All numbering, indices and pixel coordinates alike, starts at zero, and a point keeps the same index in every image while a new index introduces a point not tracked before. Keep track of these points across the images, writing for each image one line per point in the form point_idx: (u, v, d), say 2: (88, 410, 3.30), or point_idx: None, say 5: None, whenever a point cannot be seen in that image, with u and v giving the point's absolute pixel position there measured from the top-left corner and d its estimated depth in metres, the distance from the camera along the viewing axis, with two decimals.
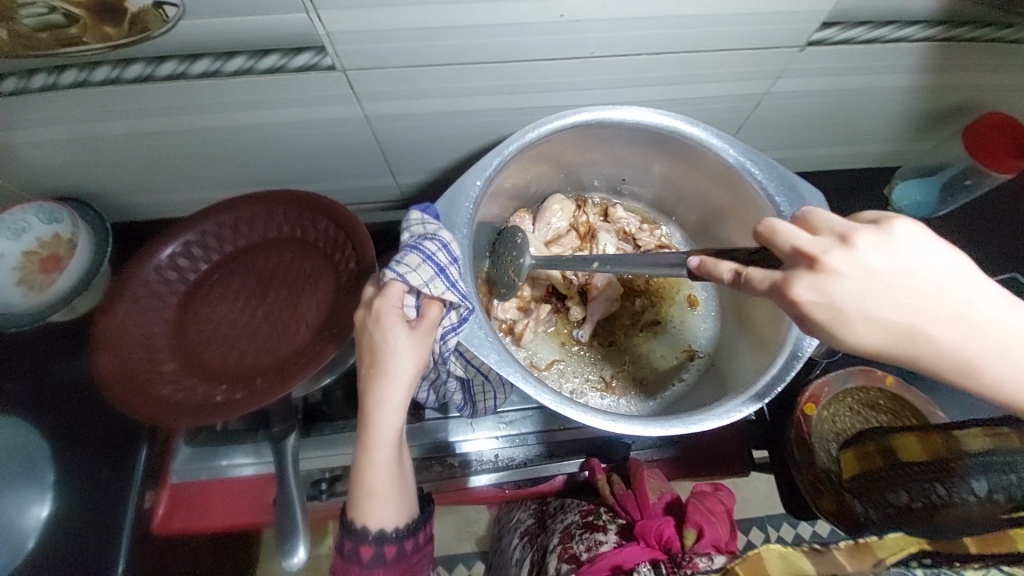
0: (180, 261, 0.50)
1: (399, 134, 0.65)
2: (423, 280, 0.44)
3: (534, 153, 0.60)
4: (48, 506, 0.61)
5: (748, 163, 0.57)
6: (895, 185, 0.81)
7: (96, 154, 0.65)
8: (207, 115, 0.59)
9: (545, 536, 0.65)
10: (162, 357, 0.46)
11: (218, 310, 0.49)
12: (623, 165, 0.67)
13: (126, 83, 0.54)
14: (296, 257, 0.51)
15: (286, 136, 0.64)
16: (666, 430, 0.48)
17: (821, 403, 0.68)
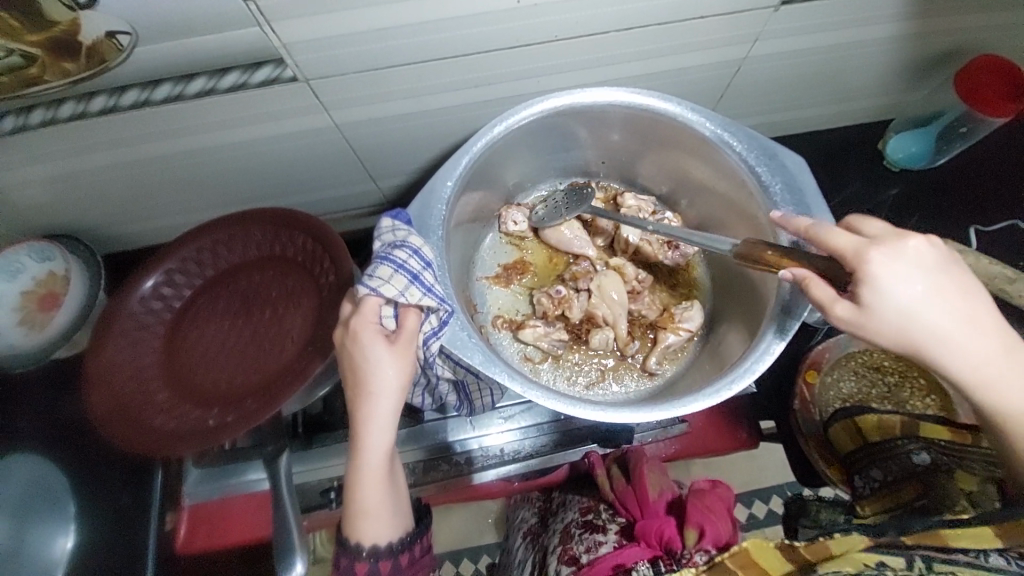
0: (164, 289, 0.50)
1: (372, 138, 0.64)
2: (398, 288, 0.43)
3: (506, 147, 0.59)
4: (73, 537, 0.61)
5: (727, 135, 0.55)
6: (890, 138, 0.79)
7: (78, 189, 0.65)
8: (177, 139, 0.59)
9: (545, 538, 0.67)
10: (155, 387, 0.47)
11: (205, 335, 0.50)
12: (615, 150, 0.65)
13: (93, 116, 0.54)
14: (277, 274, 0.51)
15: (258, 152, 0.63)
16: (654, 415, 0.47)
17: (822, 370, 0.68)
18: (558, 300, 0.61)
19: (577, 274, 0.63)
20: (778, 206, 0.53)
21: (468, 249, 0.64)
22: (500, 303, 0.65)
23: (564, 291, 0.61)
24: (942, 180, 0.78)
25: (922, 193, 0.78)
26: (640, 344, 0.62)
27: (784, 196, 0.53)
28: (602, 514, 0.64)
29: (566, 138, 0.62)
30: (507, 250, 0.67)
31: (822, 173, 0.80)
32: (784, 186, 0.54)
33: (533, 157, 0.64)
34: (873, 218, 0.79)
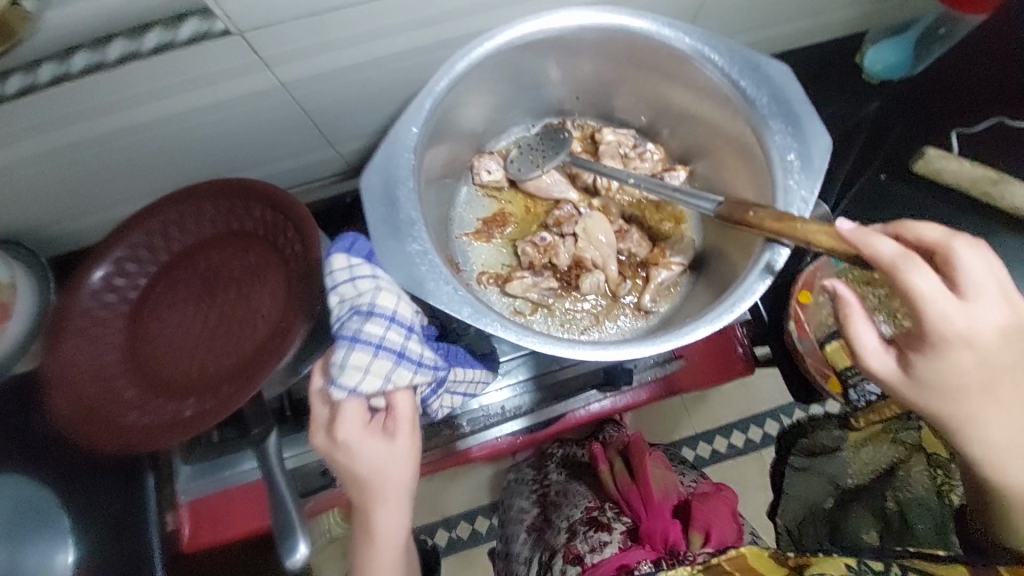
0: (116, 280, 0.46)
1: (326, 97, 0.59)
2: (380, 373, 0.42)
3: (472, 89, 0.55)
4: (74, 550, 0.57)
5: (706, 49, 0.52)
6: (867, 50, 0.76)
7: (7, 188, 0.59)
8: (109, 118, 0.53)
9: (551, 535, 0.69)
10: (123, 385, 0.44)
11: (168, 324, 0.46)
12: (587, 82, 0.61)
13: (4, 99, 0.47)
14: (240, 251, 0.47)
15: (203, 125, 0.58)
16: (654, 348, 0.46)
17: (815, 288, 0.68)
18: (544, 248, 0.59)
19: (561, 220, 0.61)
20: (764, 119, 0.50)
21: (444, 206, 0.61)
22: (484, 258, 0.62)
23: (549, 238, 0.59)
24: (920, 88, 0.77)
25: (901, 103, 0.77)
26: (632, 283, 0.61)
27: (770, 108, 0.50)
28: (608, 512, 0.68)
29: (534, 73, 0.58)
30: (485, 202, 0.64)
31: None
32: (770, 98, 0.51)
33: (504, 98, 0.60)
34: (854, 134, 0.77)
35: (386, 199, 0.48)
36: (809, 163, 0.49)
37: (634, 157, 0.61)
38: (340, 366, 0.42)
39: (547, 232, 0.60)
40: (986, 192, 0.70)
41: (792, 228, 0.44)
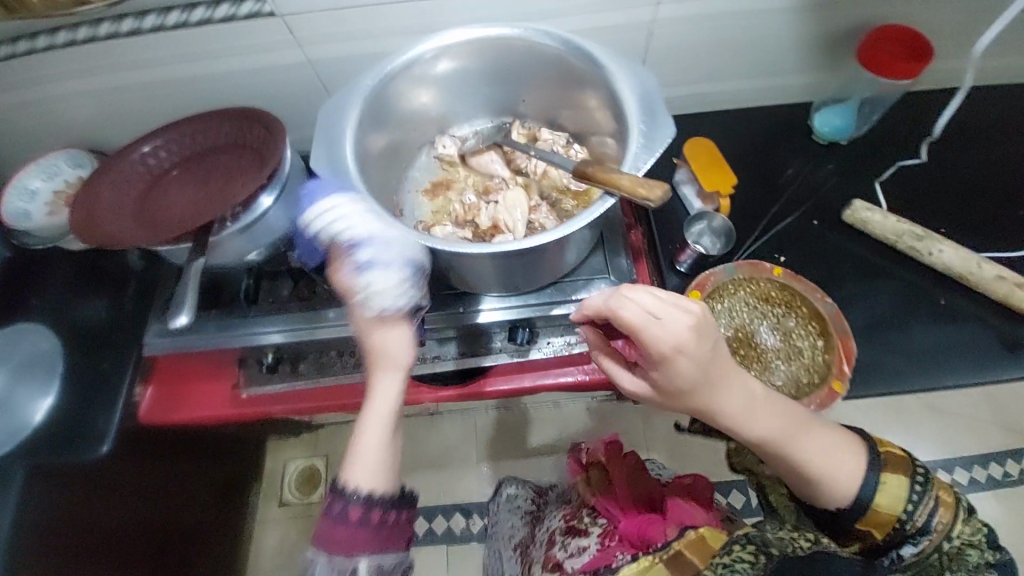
0: (150, 159, 0.64)
1: (336, 75, 0.78)
2: (247, 237, 0.61)
3: (416, 81, 0.66)
4: (53, 398, 0.71)
5: (578, 46, 0.60)
6: (813, 114, 0.85)
7: (104, 107, 0.80)
8: (184, 64, 0.74)
9: (535, 549, 0.81)
10: (123, 220, 0.60)
11: (171, 197, 0.62)
12: (507, 84, 0.71)
13: (125, 35, 0.69)
14: (237, 155, 0.64)
15: (243, 81, 0.78)
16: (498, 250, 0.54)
17: (706, 292, 0.67)
18: (469, 207, 0.69)
19: (491, 189, 0.71)
20: (624, 105, 0.57)
21: (395, 171, 0.73)
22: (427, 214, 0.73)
23: (474, 200, 0.70)
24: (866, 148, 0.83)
25: (848, 167, 0.82)
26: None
27: (637, 103, 0.57)
28: (584, 519, 0.74)
29: (464, 80, 0.69)
30: (437, 171, 0.75)
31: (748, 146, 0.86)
32: (638, 96, 0.57)
33: (451, 97, 0.71)
34: (790, 184, 0.82)
35: (324, 134, 0.60)
36: (652, 117, 0.55)
37: (562, 151, 0.69)
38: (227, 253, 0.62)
39: (474, 196, 0.71)
40: (910, 245, 0.74)
41: (610, 182, 0.51)
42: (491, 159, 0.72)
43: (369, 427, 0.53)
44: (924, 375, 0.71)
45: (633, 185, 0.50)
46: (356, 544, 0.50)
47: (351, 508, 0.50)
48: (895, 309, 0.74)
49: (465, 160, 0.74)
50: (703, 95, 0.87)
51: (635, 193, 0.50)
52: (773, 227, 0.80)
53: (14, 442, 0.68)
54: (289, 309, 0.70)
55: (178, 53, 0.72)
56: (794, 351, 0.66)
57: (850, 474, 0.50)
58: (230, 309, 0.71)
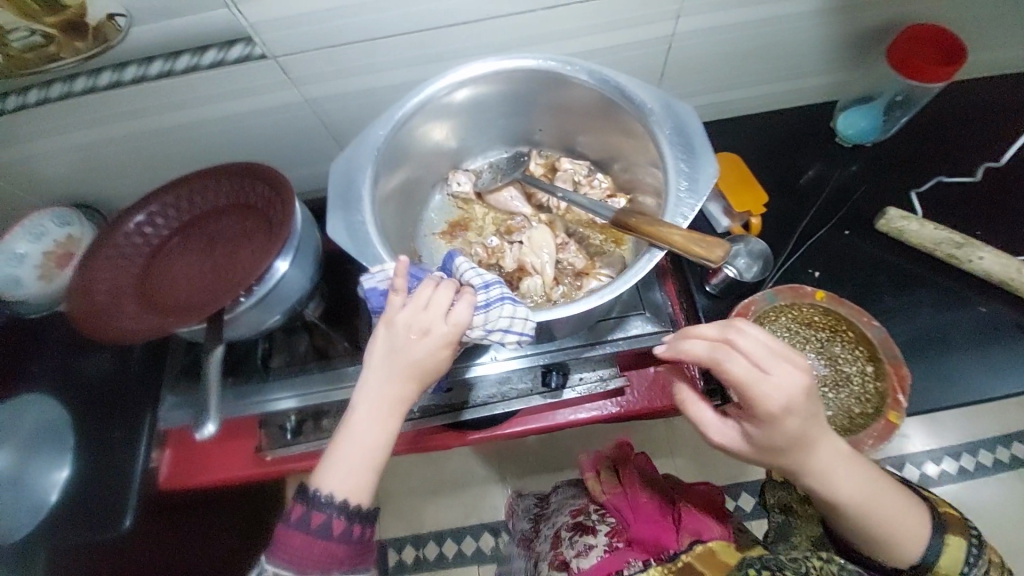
0: (146, 228, 0.60)
1: (336, 112, 0.73)
2: (263, 307, 0.56)
3: (432, 122, 0.61)
4: (68, 468, 0.64)
5: (611, 81, 0.56)
6: (838, 117, 0.81)
7: (88, 161, 0.74)
8: (170, 113, 0.68)
9: (539, 543, 0.75)
10: (128, 303, 0.56)
11: (177, 271, 0.59)
12: (523, 115, 0.66)
13: (103, 89, 0.63)
14: (239, 217, 0.60)
15: (236, 126, 0.72)
16: (559, 311, 0.51)
17: (750, 322, 0.64)
18: (492, 251, 0.64)
19: (513, 229, 0.67)
20: (663, 144, 0.53)
21: (410, 214, 0.68)
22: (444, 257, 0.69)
23: (497, 242, 0.65)
24: (895, 151, 0.80)
25: (877, 170, 0.79)
26: (568, 288, 0.63)
27: (674, 136, 0.53)
28: (593, 515, 0.69)
29: (479, 115, 0.64)
30: (454, 210, 0.70)
31: (770, 155, 0.82)
32: (675, 127, 0.54)
33: (466, 132, 0.66)
34: (819, 192, 0.80)
35: (339, 194, 0.55)
36: (695, 158, 0.52)
37: (586, 183, 0.66)
38: (242, 326, 0.57)
39: (496, 237, 0.66)
40: (948, 253, 0.72)
41: (658, 234, 0.49)
42: (511, 194, 0.68)
43: (354, 433, 0.46)
44: (976, 387, 0.68)
45: (690, 240, 0.47)
46: (331, 560, 0.44)
47: (331, 518, 0.45)
48: (936, 320, 0.71)
49: (482, 198, 0.69)
50: (722, 102, 0.83)
51: (691, 248, 0.47)
52: (808, 241, 0.77)
53: (33, 522, 0.62)
54: (306, 370, 0.68)
55: (160, 104, 0.66)
56: (843, 379, 0.64)
57: (920, 540, 0.47)
58: (246, 375, 0.68)
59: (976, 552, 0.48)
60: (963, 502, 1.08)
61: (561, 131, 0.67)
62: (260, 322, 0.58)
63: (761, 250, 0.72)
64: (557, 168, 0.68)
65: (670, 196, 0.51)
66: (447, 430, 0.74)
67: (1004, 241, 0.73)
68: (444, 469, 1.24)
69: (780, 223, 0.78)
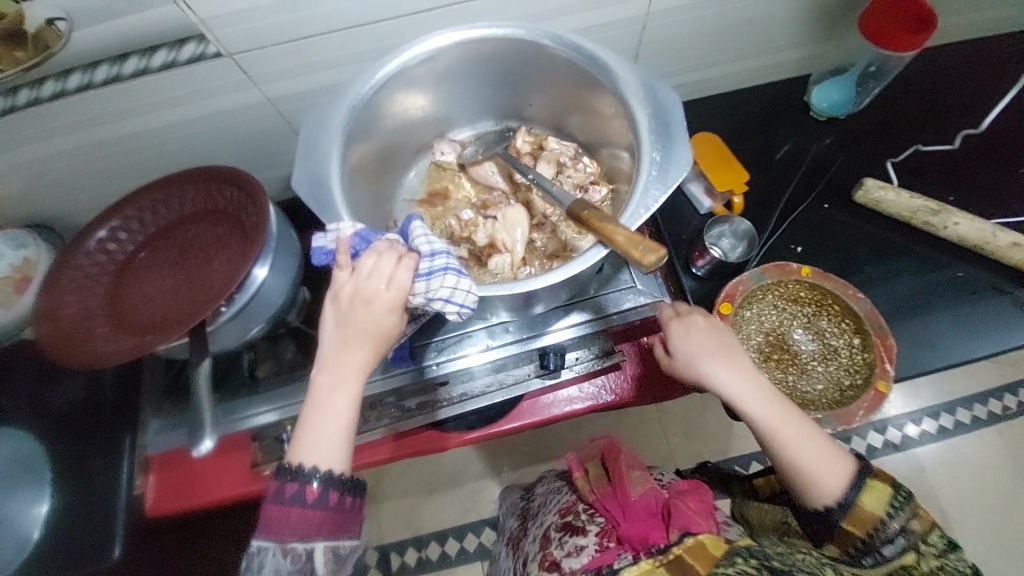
0: (109, 245, 0.56)
1: (302, 110, 0.70)
2: (243, 319, 0.54)
3: (411, 92, 0.60)
4: (48, 502, 0.61)
5: (593, 51, 0.54)
6: (812, 89, 0.81)
7: (40, 178, 0.70)
8: (125, 122, 0.65)
9: (527, 545, 0.76)
10: (98, 324, 0.53)
11: (146, 287, 0.56)
12: (504, 86, 0.64)
13: (47, 101, 0.59)
14: (209, 225, 0.57)
15: (197, 131, 0.69)
16: (522, 286, 0.49)
17: (738, 303, 0.65)
18: (465, 223, 0.63)
19: (489, 204, 0.65)
20: (639, 113, 0.52)
21: (386, 181, 0.66)
22: None
23: (472, 215, 0.64)
24: (870, 120, 0.80)
25: (852, 139, 0.80)
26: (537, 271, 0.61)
27: (655, 114, 0.52)
28: (581, 515, 0.70)
29: (458, 85, 0.63)
30: (432, 175, 0.69)
31: (747, 131, 0.82)
32: (654, 101, 0.53)
33: (449, 101, 0.65)
34: (798, 164, 0.80)
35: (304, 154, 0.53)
36: (669, 130, 0.51)
37: (570, 164, 0.64)
38: (225, 340, 0.55)
39: (471, 210, 0.65)
40: (925, 221, 0.73)
41: (605, 232, 0.46)
42: (488, 167, 0.66)
43: (322, 396, 0.44)
44: (958, 350, 0.69)
45: (630, 242, 0.44)
46: (310, 528, 0.42)
47: (307, 486, 0.42)
48: (917, 286, 0.73)
49: (464, 169, 0.67)
50: (698, 80, 0.83)
51: (630, 251, 0.44)
52: (794, 215, 0.77)
53: (16, 560, 0.58)
54: (299, 377, 0.65)
55: (112, 112, 0.62)
56: (830, 352, 0.65)
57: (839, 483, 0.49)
58: (235, 389, 0.66)
59: (902, 506, 0.48)
60: (945, 458, 1.12)
61: (546, 105, 0.66)
62: (243, 333, 0.56)
63: (745, 228, 0.73)
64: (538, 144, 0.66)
65: (646, 158, 0.50)
66: (440, 429, 0.72)
67: (976, 206, 0.74)
68: (437, 468, 1.23)
69: (762, 199, 0.78)
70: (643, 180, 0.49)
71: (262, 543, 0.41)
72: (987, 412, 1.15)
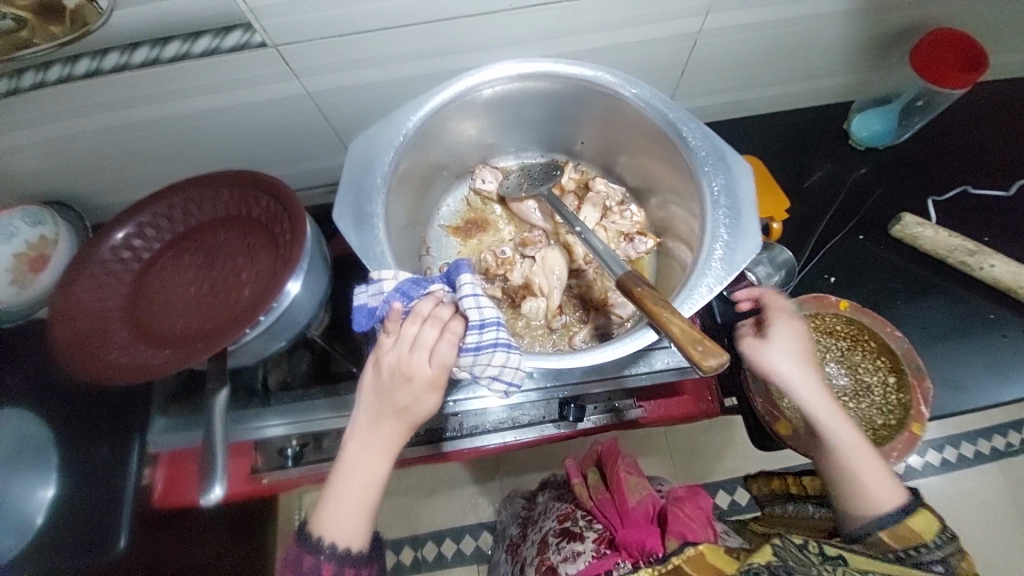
0: (134, 241, 0.55)
1: (340, 105, 0.68)
2: (268, 334, 0.51)
3: (462, 116, 0.59)
4: (55, 485, 0.58)
5: (656, 102, 0.54)
6: (854, 117, 0.80)
7: (64, 156, 0.68)
8: (157, 104, 0.62)
9: (526, 550, 0.72)
10: (116, 328, 0.51)
11: (169, 292, 0.54)
12: (555, 118, 0.63)
13: (81, 79, 0.56)
14: (239, 232, 0.55)
15: (230, 119, 0.67)
16: (563, 362, 0.49)
17: None
18: (502, 260, 0.61)
19: (529, 242, 0.64)
20: (703, 173, 0.51)
21: (425, 203, 0.65)
22: (454, 252, 0.66)
23: (509, 253, 0.62)
24: (909, 154, 0.79)
25: (891, 175, 0.79)
26: (571, 320, 0.61)
27: (718, 174, 0.51)
28: (580, 521, 0.66)
29: (510, 113, 0.61)
30: (472, 207, 0.67)
31: (785, 155, 0.81)
32: (714, 156, 0.52)
33: (499, 128, 0.64)
34: (835, 195, 0.79)
35: (354, 187, 0.52)
36: (734, 195, 0.50)
37: (617, 212, 0.63)
38: (248, 352, 0.52)
39: (509, 248, 0.63)
40: (961, 260, 0.72)
41: (659, 318, 0.41)
42: (532, 205, 0.64)
43: (350, 469, 0.46)
44: (986, 393, 0.69)
45: (686, 338, 0.39)
46: None
47: (322, 562, 0.45)
48: (948, 326, 0.72)
49: (505, 204, 0.66)
50: (739, 100, 0.81)
51: (686, 347, 0.39)
52: (829, 246, 0.76)
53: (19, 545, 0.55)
54: (313, 394, 0.63)
55: (147, 93, 0.60)
56: (863, 388, 0.65)
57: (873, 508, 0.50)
58: (246, 398, 0.63)
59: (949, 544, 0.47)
60: (946, 491, 1.13)
61: (599, 145, 0.65)
62: (264, 348, 0.53)
63: (790, 259, 0.70)
64: (584, 187, 0.65)
65: (707, 225, 0.49)
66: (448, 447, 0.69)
67: (1012, 248, 0.74)
68: (440, 469, 1.22)
69: (797, 226, 0.78)
70: (703, 250, 0.49)
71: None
72: (991, 447, 1.15)
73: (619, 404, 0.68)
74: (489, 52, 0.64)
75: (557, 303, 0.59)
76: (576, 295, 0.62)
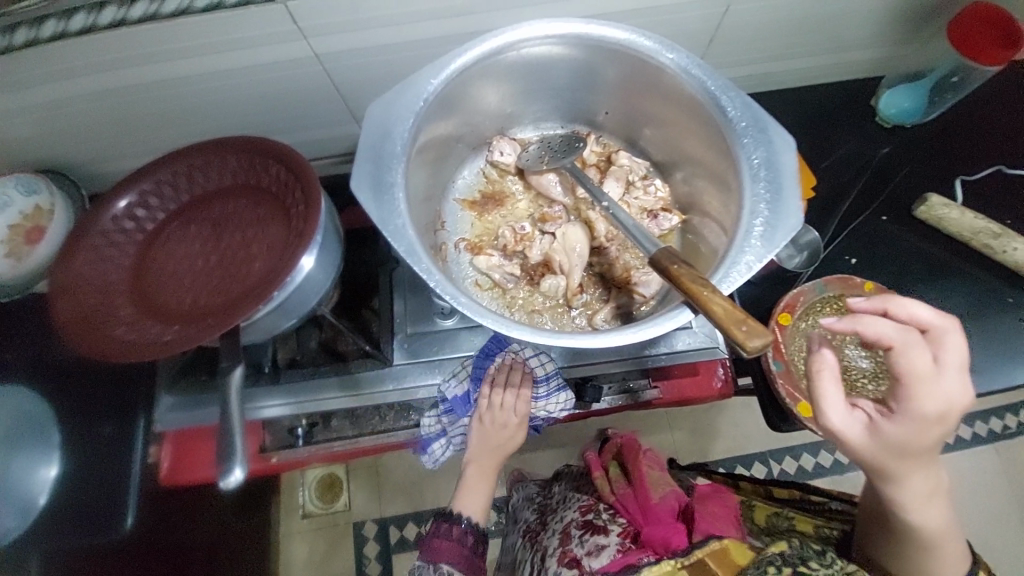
0: (137, 211, 0.52)
1: (350, 70, 0.65)
2: (281, 312, 0.48)
3: (483, 81, 0.56)
4: (57, 464, 0.56)
5: (692, 69, 0.51)
6: (881, 94, 0.78)
7: (59, 121, 0.64)
8: (156, 66, 0.59)
9: (545, 538, 0.71)
10: (120, 302, 0.49)
11: (176, 266, 0.51)
12: (579, 85, 0.60)
13: (75, 37, 0.53)
14: (247, 203, 0.52)
15: (233, 83, 0.63)
16: (593, 338, 0.46)
17: (797, 313, 0.65)
18: (522, 236, 0.60)
19: (548, 217, 0.61)
20: (740, 145, 0.49)
21: (440, 175, 0.62)
22: (469, 228, 0.63)
23: (528, 229, 0.60)
24: (935, 133, 0.77)
25: (916, 154, 0.77)
26: (592, 299, 0.59)
27: (756, 147, 0.49)
28: (603, 515, 0.65)
29: (532, 79, 0.58)
30: (489, 178, 0.65)
31: (809, 132, 0.78)
32: (751, 127, 0.49)
33: (520, 95, 0.61)
34: (858, 174, 0.77)
35: (372, 154, 0.49)
36: (774, 169, 0.48)
37: (640, 187, 0.61)
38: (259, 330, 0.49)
39: (528, 223, 0.61)
40: (984, 243, 0.71)
41: (699, 297, 0.40)
42: (553, 178, 0.61)
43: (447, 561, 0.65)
44: (1003, 377, 0.68)
45: (729, 318, 0.38)
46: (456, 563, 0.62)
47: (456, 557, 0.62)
48: (967, 310, 0.71)
49: (524, 176, 0.64)
50: (764, 73, 0.78)
51: (728, 327, 0.38)
52: (851, 227, 0.75)
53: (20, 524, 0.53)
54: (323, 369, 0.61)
55: (144, 53, 0.56)
56: (884, 372, 0.64)
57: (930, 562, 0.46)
58: (254, 376, 0.62)
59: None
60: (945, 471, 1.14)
61: (623, 115, 0.62)
62: (272, 328, 0.50)
63: (813, 240, 0.69)
64: (606, 160, 0.63)
65: (743, 198, 0.48)
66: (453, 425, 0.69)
67: None
68: None
69: (819, 206, 0.76)
70: (740, 225, 0.47)
71: (423, 564, 0.61)
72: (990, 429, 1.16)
73: (635, 385, 0.66)
74: (510, 14, 0.60)
75: (578, 279, 0.58)
76: (598, 271, 0.60)
